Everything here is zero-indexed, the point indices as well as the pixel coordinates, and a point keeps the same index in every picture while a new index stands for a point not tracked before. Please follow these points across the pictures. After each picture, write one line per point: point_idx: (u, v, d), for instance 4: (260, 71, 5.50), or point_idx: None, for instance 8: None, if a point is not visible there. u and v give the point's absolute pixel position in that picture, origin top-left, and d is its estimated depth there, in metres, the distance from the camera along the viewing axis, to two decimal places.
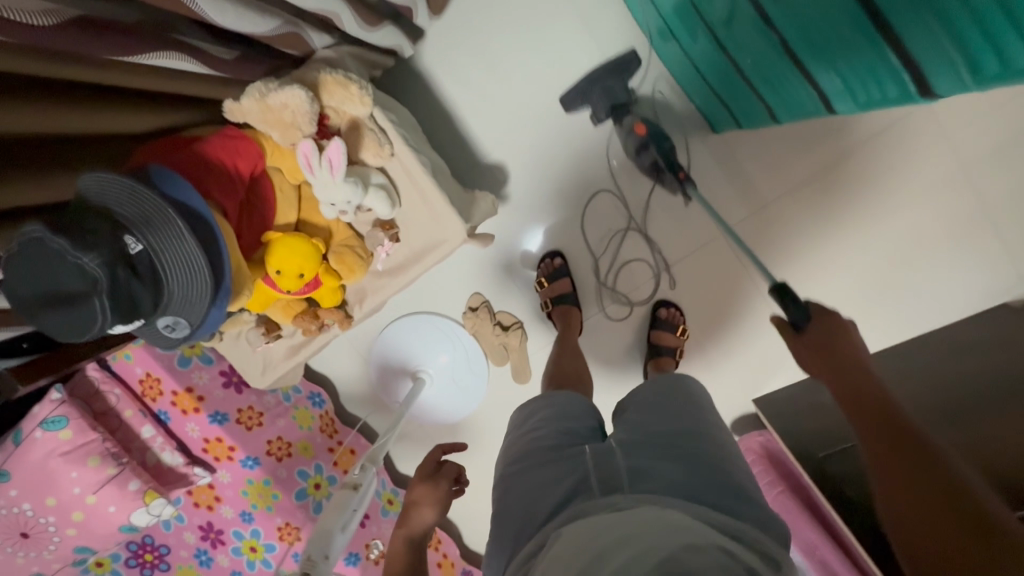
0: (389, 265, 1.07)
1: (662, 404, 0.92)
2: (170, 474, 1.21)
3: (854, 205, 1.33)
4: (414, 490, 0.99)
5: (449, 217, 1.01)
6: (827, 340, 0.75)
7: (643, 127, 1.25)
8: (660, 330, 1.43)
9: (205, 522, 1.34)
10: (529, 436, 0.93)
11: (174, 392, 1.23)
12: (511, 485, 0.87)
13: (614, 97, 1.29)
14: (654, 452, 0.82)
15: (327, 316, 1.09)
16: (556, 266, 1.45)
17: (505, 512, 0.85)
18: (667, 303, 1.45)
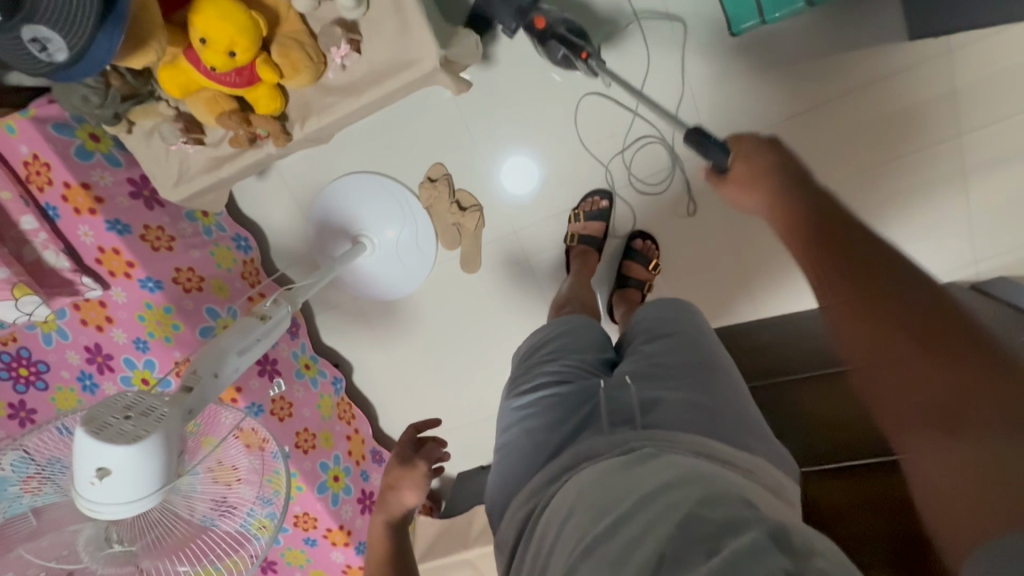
0: (342, 80, 0.91)
1: (669, 330, 0.91)
2: (52, 277, 1.05)
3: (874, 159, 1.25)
4: (389, 477, 0.94)
5: (422, 33, 0.86)
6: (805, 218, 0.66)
7: (541, 19, 1.11)
8: (632, 261, 1.36)
9: (93, 344, 1.23)
10: (529, 364, 0.95)
11: (67, 185, 1.05)
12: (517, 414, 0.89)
13: (516, 2, 1.15)
14: (667, 381, 0.81)
15: (261, 124, 0.93)
16: (600, 206, 1.34)
17: (511, 445, 0.86)
18: (645, 233, 1.36)
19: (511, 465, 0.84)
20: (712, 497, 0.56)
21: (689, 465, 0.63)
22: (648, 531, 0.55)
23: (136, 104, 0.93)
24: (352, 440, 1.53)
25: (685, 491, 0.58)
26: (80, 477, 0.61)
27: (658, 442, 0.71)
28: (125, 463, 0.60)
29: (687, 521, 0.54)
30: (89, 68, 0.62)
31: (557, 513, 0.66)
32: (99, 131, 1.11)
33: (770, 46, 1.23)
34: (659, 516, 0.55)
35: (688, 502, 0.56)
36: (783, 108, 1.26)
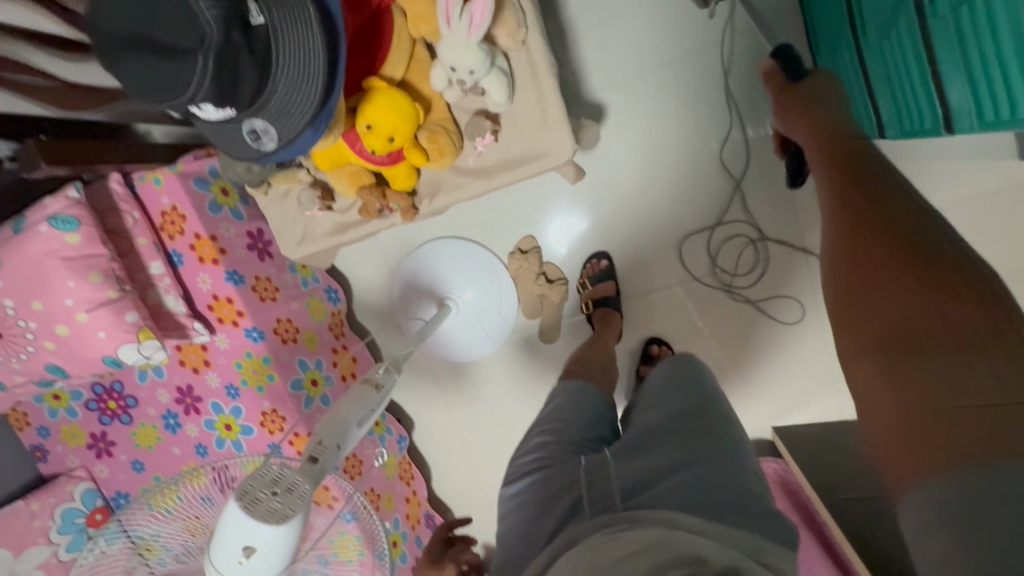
0: (478, 164, 0.96)
1: (663, 403, 0.83)
2: (168, 320, 1.10)
3: None
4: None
5: (561, 130, 0.90)
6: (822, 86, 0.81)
7: None
8: (649, 367, 1.39)
9: (184, 385, 1.23)
10: (523, 452, 0.89)
11: (196, 235, 1.10)
12: (511, 505, 0.83)
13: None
14: (656, 451, 0.74)
15: (394, 199, 0.98)
16: (600, 268, 1.40)
17: (505, 541, 0.79)
18: (662, 341, 1.41)
19: (506, 559, 0.77)
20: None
21: (661, 544, 0.61)
22: None
23: (280, 170, 1.00)
24: (410, 503, 1.50)
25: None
26: (224, 552, 0.59)
27: (633, 523, 0.64)
28: (272, 545, 0.59)
29: None
30: (289, 155, 0.67)
31: None
32: (229, 186, 1.17)
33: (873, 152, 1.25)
34: None
35: None
36: None
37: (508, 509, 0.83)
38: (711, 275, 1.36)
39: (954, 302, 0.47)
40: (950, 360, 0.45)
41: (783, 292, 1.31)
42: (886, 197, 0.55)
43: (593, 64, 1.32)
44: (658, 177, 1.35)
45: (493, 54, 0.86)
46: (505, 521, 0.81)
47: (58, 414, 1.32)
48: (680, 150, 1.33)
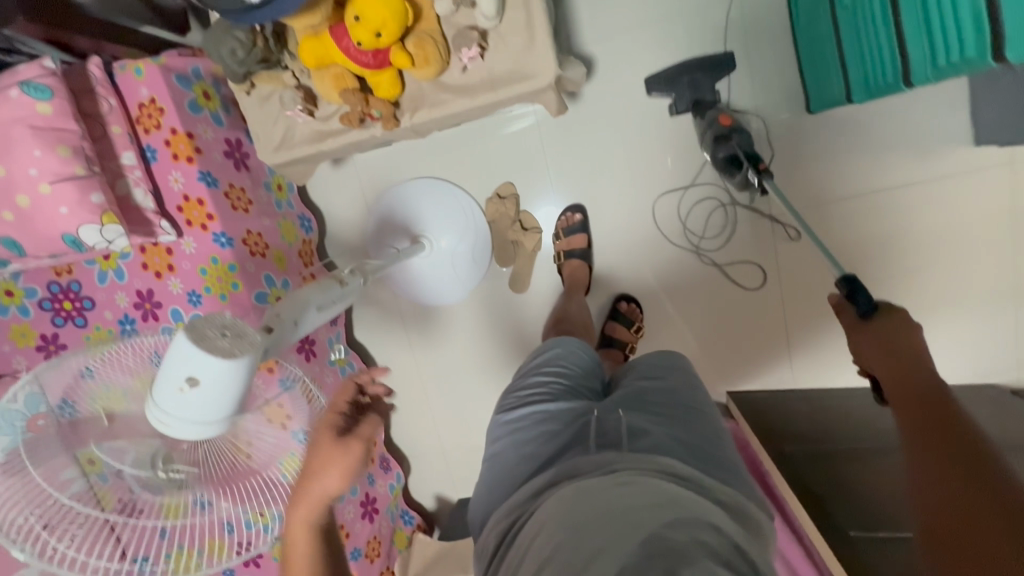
0: (463, 80, 0.98)
1: (660, 376, 0.97)
2: (134, 213, 1.08)
3: (925, 258, 1.32)
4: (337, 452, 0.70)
5: (545, 51, 0.93)
6: (893, 333, 0.73)
7: (729, 118, 1.19)
8: (615, 321, 1.43)
9: (144, 290, 1.20)
10: (516, 387, 1.00)
11: (172, 131, 1.09)
12: (506, 431, 0.93)
13: (698, 93, 1.30)
14: (658, 413, 0.87)
15: (377, 106, 0.99)
16: (573, 223, 1.42)
17: (501, 460, 0.90)
18: (629, 297, 1.45)
19: (498, 480, 0.88)
20: (677, 521, 0.64)
21: (658, 486, 0.70)
22: (613, 550, 0.61)
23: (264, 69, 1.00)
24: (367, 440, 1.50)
25: (650, 517, 0.65)
26: (168, 379, 0.59)
27: (639, 463, 0.76)
28: (218, 377, 0.59)
29: (651, 540, 0.61)
30: (276, 12, 0.68)
31: (542, 518, 0.72)
32: (211, 90, 1.17)
33: (841, 128, 1.31)
34: (622, 535, 0.63)
35: (655, 522, 0.64)
36: (844, 188, 1.33)
37: (504, 432, 0.93)
38: (681, 234, 1.41)
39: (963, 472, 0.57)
40: (997, 511, 0.53)
41: (746, 257, 1.38)
42: (934, 390, 0.64)
43: (585, 16, 1.35)
44: (638, 135, 1.39)
45: None
46: (501, 445, 0.92)
47: None
48: (662, 110, 1.36)
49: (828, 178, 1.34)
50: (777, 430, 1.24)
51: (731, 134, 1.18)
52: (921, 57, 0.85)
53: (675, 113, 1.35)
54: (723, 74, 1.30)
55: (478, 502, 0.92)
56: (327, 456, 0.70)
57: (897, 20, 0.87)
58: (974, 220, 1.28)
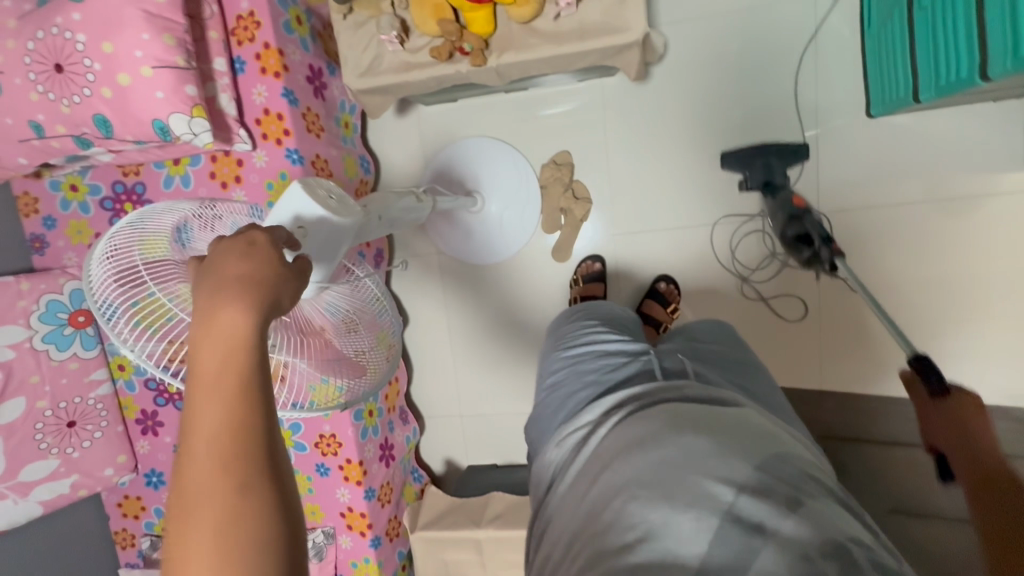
0: (555, 27, 1.02)
1: (715, 341, 0.96)
2: (217, 118, 1.12)
3: (966, 273, 1.35)
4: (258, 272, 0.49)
5: (636, 8, 0.99)
6: (959, 411, 0.68)
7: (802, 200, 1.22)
8: (653, 301, 1.44)
9: (208, 199, 1.24)
10: (583, 327, 0.99)
11: (264, 46, 1.13)
12: (566, 365, 0.93)
13: (770, 174, 1.36)
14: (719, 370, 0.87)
15: (469, 41, 1.04)
16: (592, 270, 1.48)
17: (558, 391, 0.91)
18: (669, 279, 1.47)
19: (557, 409, 0.88)
20: (779, 454, 0.62)
21: (749, 422, 0.68)
22: (720, 467, 0.59)
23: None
24: (390, 386, 1.51)
25: (753, 444, 0.63)
26: (290, 231, 0.62)
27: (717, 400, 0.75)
28: None
29: (761, 465, 0.59)
30: None
31: (620, 440, 0.70)
32: (303, 16, 1.21)
33: (896, 137, 1.36)
34: (725, 454, 0.61)
35: (761, 452, 0.62)
36: (896, 195, 1.37)
37: (562, 368, 0.94)
38: (729, 261, 1.45)
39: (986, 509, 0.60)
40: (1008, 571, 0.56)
41: (789, 288, 1.41)
42: (1000, 464, 0.62)
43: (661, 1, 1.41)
44: (698, 120, 1.42)
45: None
46: (560, 377, 0.92)
47: (69, 207, 1.30)
48: (725, 98, 1.41)
49: (879, 182, 1.38)
50: None
51: (803, 215, 1.18)
52: (997, 51, 0.88)
53: (745, 189, 1.40)
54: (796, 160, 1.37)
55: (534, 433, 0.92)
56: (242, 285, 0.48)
57: (976, 18, 0.91)
58: (1018, 241, 1.31)
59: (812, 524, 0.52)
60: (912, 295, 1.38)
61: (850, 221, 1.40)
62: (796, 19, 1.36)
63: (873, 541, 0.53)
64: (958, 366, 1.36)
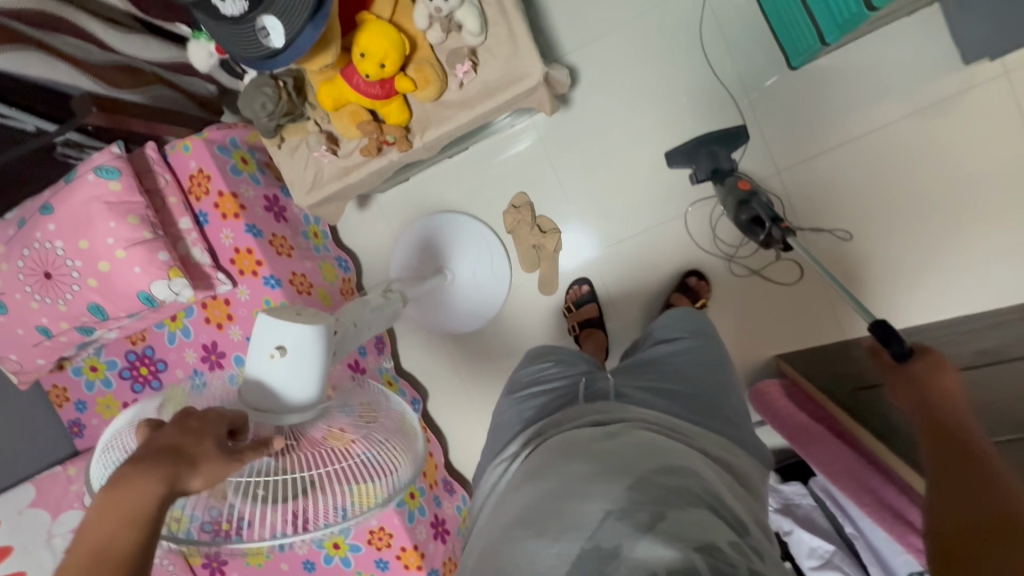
0: (461, 95, 1.09)
1: (675, 336, 1.03)
2: (195, 270, 1.22)
3: (943, 185, 1.32)
4: (180, 433, 0.56)
5: (529, 53, 1.04)
6: (919, 373, 0.74)
7: (746, 182, 1.23)
8: (683, 295, 1.43)
9: (209, 342, 1.32)
10: (527, 364, 1.07)
11: (220, 193, 1.23)
12: (507, 401, 1.02)
13: (717, 163, 1.35)
14: (669, 370, 0.96)
15: (390, 132, 1.11)
16: (583, 293, 1.50)
17: (501, 425, 1.00)
18: (700, 273, 1.44)
19: (497, 442, 0.98)
20: (667, 469, 0.71)
21: (644, 440, 0.77)
22: (605, 494, 0.68)
23: (291, 122, 1.14)
24: (427, 462, 1.54)
25: (638, 464, 0.72)
26: (258, 353, 0.64)
27: (626, 423, 0.84)
28: (299, 342, 0.65)
29: (638, 482, 0.69)
30: (293, 57, 0.79)
31: (529, 472, 0.79)
32: (248, 155, 1.32)
33: (827, 79, 1.36)
34: (612, 480, 0.70)
35: (643, 468, 0.71)
36: (848, 132, 1.36)
37: (505, 403, 1.03)
38: (711, 245, 1.44)
39: (961, 473, 0.60)
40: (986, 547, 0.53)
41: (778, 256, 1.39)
42: (955, 426, 0.66)
43: (562, 31, 1.47)
44: (632, 125, 1.46)
45: None
46: (502, 413, 1.02)
47: (94, 386, 1.41)
48: (650, 97, 1.45)
49: (825, 126, 1.38)
50: (831, 376, 1.21)
51: (751, 197, 1.20)
52: None
53: (696, 181, 1.40)
54: (739, 144, 1.36)
55: (479, 465, 1.02)
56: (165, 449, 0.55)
57: None
58: (983, 137, 1.29)
59: (671, 536, 0.62)
60: (898, 221, 1.36)
61: (810, 171, 1.40)
62: (688, 7, 1.41)
63: (731, 544, 0.64)
64: (975, 275, 1.31)
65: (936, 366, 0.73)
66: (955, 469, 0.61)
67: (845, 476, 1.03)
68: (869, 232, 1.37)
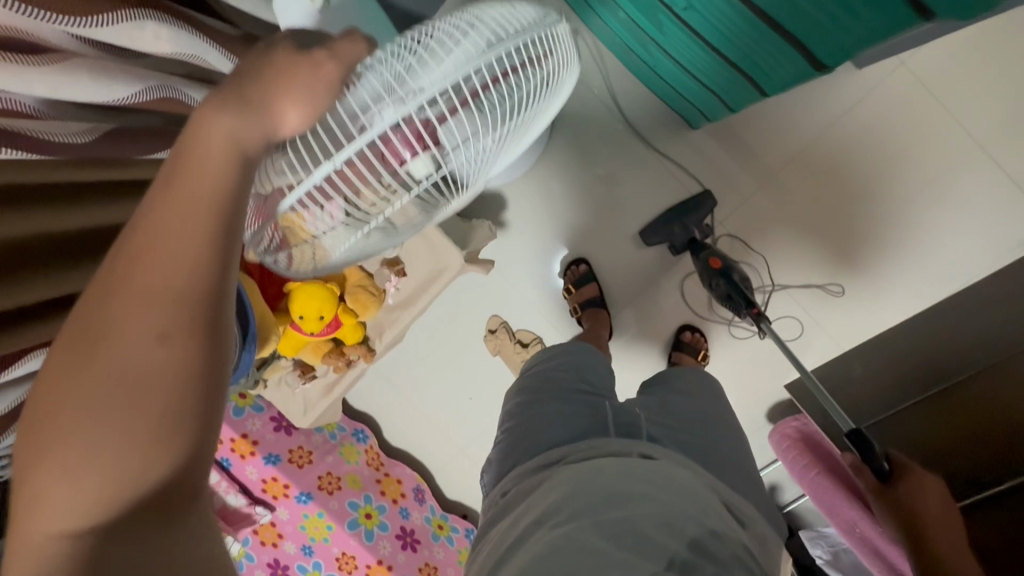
0: (399, 298, 1.19)
1: (687, 389, 1.02)
2: (235, 514, 1.38)
3: (887, 177, 1.31)
4: (271, 75, 0.45)
5: (446, 247, 1.13)
6: (916, 494, 0.91)
7: (718, 261, 1.27)
8: (682, 351, 1.45)
9: (273, 560, 1.43)
10: (547, 378, 1.00)
11: (233, 439, 1.39)
12: (518, 409, 0.98)
13: (691, 233, 1.38)
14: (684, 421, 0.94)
15: (352, 351, 1.18)
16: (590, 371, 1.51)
17: (516, 433, 0.93)
18: (692, 327, 1.48)
19: (507, 450, 0.93)
20: (716, 530, 0.70)
21: (692, 489, 0.75)
22: (656, 537, 0.66)
23: (266, 367, 1.22)
24: None
25: (686, 515, 0.69)
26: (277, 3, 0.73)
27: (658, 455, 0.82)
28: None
29: (695, 541, 0.67)
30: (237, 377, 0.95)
31: (567, 483, 0.75)
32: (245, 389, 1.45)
33: (728, 123, 1.40)
34: (663, 521, 0.68)
35: (695, 527, 0.69)
36: (776, 159, 1.38)
37: (513, 413, 0.98)
38: (708, 309, 1.48)
39: None
40: None
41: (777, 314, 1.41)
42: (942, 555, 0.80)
43: None
44: (569, 223, 1.52)
45: None
46: (512, 420, 0.97)
47: None
48: (576, 193, 1.50)
49: (750, 163, 1.40)
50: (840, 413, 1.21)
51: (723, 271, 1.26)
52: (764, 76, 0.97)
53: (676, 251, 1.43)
54: (704, 210, 1.38)
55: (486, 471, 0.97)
56: (264, 82, 0.45)
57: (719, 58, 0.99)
58: (906, 121, 1.28)
59: None
60: (859, 224, 1.34)
61: (754, 205, 1.41)
62: (579, 104, 1.47)
63: None
64: (954, 250, 1.29)
65: (918, 481, 0.91)
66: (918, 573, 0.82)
67: (849, 536, 1.09)
68: (833, 243, 1.36)
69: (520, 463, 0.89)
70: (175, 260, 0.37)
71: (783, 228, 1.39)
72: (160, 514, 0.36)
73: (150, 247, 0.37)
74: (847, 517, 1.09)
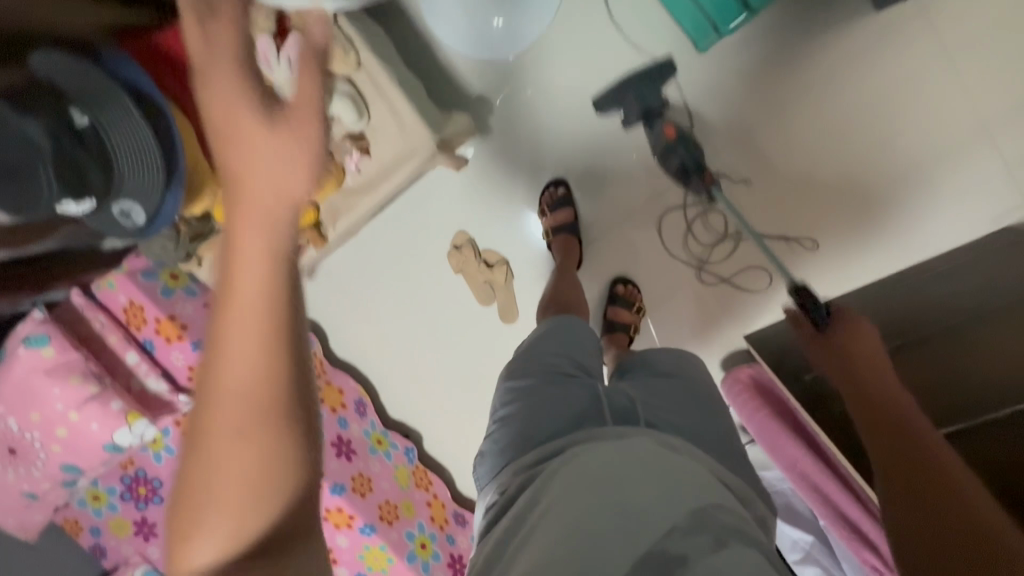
0: (358, 180, 1.05)
1: (666, 370, 0.98)
2: (154, 401, 1.22)
3: (883, 131, 1.26)
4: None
5: (418, 131, 1.03)
6: (848, 367, 0.94)
7: (673, 130, 1.22)
8: (615, 306, 1.41)
9: None
10: (541, 362, 0.94)
11: (157, 319, 1.23)
12: (514, 399, 0.90)
13: (648, 103, 1.25)
14: (666, 398, 0.91)
15: (301, 233, 1.07)
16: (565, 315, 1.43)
17: (512, 424, 0.86)
18: (625, 280, 1.44)
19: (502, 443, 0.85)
20: (720, 505, 0.68)
21: (700, 474, 0.73)
22: (667, 518, 0.63)
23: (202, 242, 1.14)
24: (433, 507, 1.56)
25: (696, 497, 0.67)
26: None
27: (664, 443, 0.78)
28: None
29: (701, 512, 0.65)
30: (160, 221, 0.92)
31: (578, 475, 0.70)
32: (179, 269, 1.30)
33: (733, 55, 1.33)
34: (676, 503, 0.65)
35: (701, 502, 0.67)
36: (777, 100, 1.31)
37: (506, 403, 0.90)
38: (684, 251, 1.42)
39: (915, 490, 0.75)
40: None
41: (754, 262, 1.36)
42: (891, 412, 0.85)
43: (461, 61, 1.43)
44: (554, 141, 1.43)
45: (332, 84, 0.99)
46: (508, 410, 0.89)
47: (102, 512, 1.41)
48: (566, 108, 1.41)
49: (750, 100, 1.33)
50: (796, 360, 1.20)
51: (676, 142, 1.22)
52: None
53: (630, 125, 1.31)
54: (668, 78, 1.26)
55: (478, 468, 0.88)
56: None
57: None
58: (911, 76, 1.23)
59: None
60: (848, 177, 1.29)
61: (746, 147, 1.34)
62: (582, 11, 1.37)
63: None
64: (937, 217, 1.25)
65: (852, 327, 0.98)
66: (885, 456, 0.81)
67: (792, 475, 1.10)
68: (818, 194, 1.32)
69: (512, 456, 0.83)
70: (294, 175, 0.54)
71: (771, 172, 1.33)
72: (279, 406, 0.50)
73: (276, 146, 0.53)
74: (788, 454, 1.11)
